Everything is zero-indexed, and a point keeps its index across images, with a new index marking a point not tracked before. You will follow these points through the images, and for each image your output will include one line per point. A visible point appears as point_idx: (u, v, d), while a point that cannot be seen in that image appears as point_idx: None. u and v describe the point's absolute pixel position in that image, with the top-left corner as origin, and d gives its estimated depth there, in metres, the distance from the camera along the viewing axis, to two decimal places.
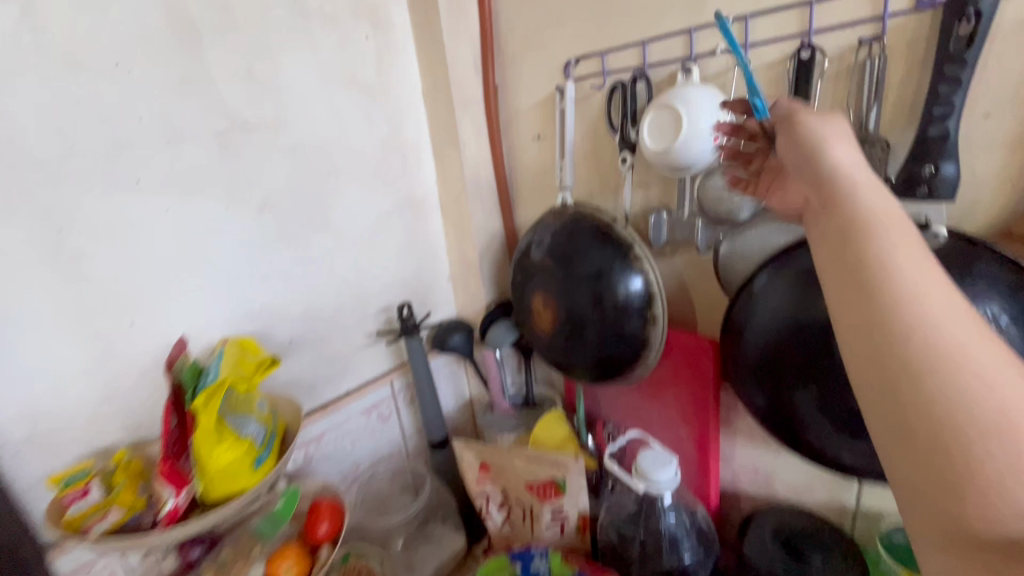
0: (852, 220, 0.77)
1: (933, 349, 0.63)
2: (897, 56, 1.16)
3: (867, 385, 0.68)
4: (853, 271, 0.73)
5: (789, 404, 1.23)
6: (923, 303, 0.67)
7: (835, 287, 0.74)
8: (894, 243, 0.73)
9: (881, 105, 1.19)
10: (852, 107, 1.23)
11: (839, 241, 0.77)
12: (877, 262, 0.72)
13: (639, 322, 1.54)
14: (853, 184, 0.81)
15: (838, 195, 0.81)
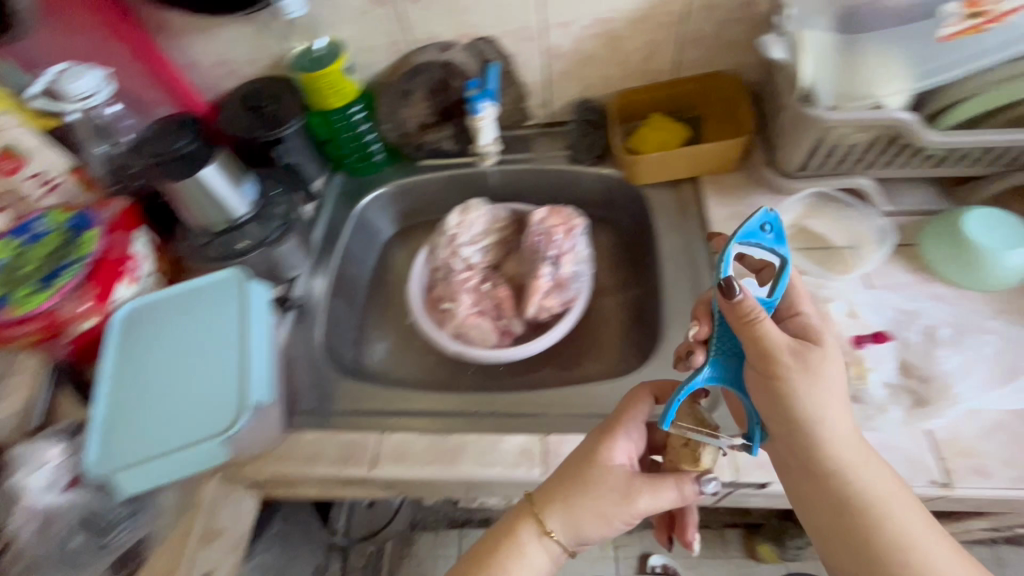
0: (863, 483, 0.52)
1: (855, 520, 0.52)
2: (676, 21, 0.84)
3: (818, 519, 0.54)
4: (863, 514, 0.52)
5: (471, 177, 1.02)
6: (936, 559, 0.50)
7: (850, 537, 0.52)
8: (886, 491, 0.52)
9: (593, 35, 0.87)
10: (611, 48, 0.89)
11: (836, 471, 0.53)
12: (885, 506, 0.52)
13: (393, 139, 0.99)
14: (809, 399, 0.51)
15: (796, 415, 0.52)
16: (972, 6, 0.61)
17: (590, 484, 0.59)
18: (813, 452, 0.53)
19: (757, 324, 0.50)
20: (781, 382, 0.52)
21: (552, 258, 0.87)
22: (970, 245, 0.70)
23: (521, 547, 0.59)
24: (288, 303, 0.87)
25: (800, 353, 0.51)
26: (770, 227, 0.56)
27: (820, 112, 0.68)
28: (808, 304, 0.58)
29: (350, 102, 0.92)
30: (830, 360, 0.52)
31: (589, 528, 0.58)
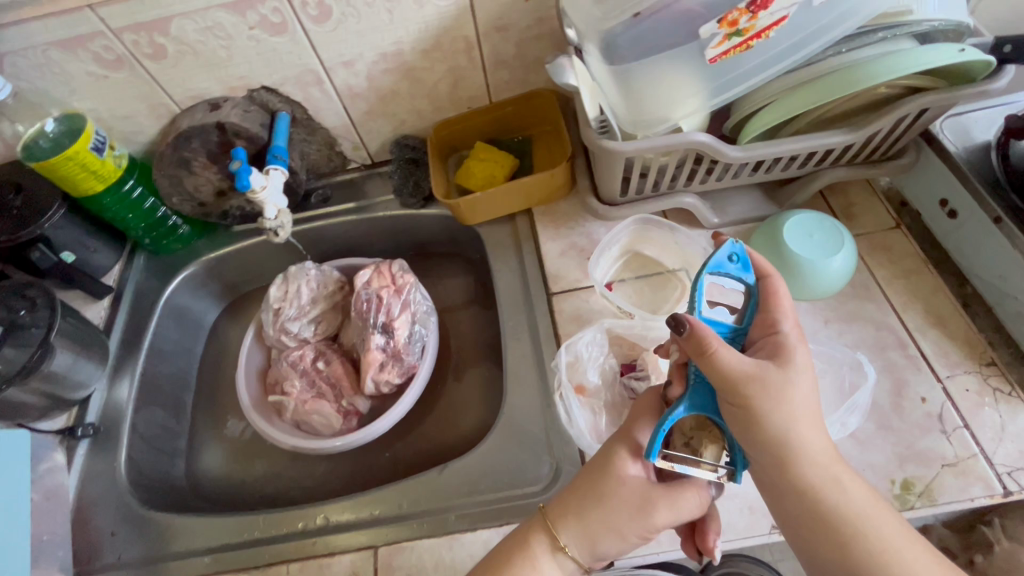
0: (845, 498, 0.45)
1: (842, 539, 0.44)
2: (468, 47, 0.76)
3: (803, 543, 0.47)
4: (842, 533, 0.45)
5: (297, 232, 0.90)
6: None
7: (837, 560, 0.45)
8: (871, 505, 0.45)
9: (383, 70, 0.77)
10: (408, 82, 0.79)
11: (815, 487, 0.45)
12: (869, 524, 0.45)
13: (192, 207, 0.86)
14: (779, 414, 0.45)
15: (766, 433, 0.45)
16: (731, 26, 0.51)
17: (602, 497, 0.51)
18: (787, 468, 0.46)
19: (711, 353, 0.46)
20: (746, 411, 0.45)
21: (382, 325, 0.79)
22: (791, 258, 0.66)
23: (533, 561, 0.51)
24: (79, 432, 0.74)
25: (767, 374, 0.46)
26: (737, 258, 0.53)
27: (613, 144, 0.61)
28: (788, 320, 0.49)
29: (119, 181, 0.78)
30: (800, 373, 0.46)
31: (605, 539, 0.51)
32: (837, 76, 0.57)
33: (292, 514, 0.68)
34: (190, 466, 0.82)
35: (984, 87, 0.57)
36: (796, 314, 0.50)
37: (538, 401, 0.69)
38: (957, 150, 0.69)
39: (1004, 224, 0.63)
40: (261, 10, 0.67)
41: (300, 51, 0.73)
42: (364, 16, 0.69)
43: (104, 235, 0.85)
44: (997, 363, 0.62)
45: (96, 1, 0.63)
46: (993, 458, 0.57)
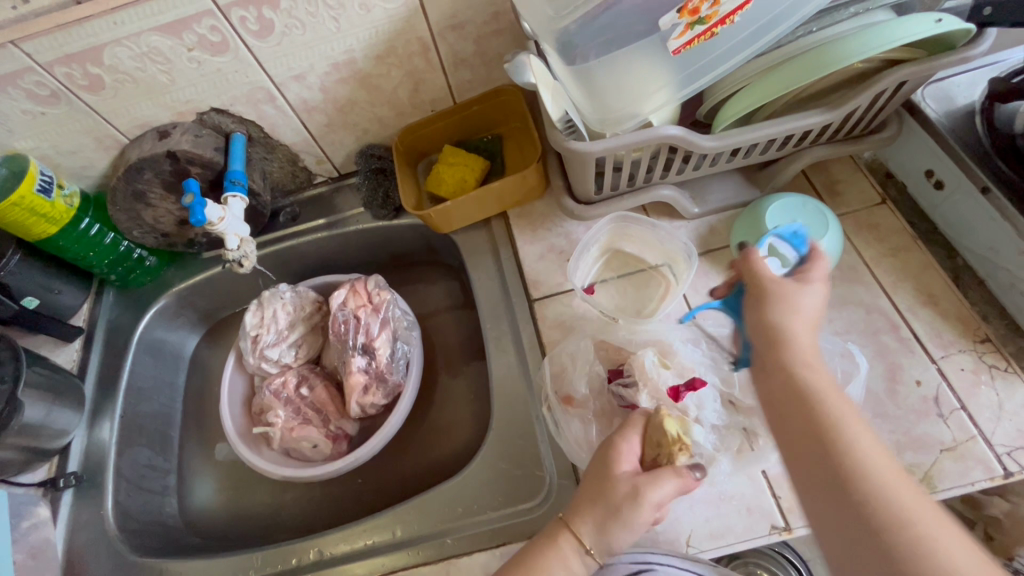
0: (813, 375, 0.44)
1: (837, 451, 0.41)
2: (426, 51, 0.72)
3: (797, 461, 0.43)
4: (807, 399, 0.43)
5: (268, 256, 0.87)
6: (884, 462, 0.40)
7: (795, 435, 0.43)
8: (839, 390, 0.44)
9: (338, 81, 0.73)
10: (365, 90, 0.75)
11: (788, 362, 0.45)
12: (834, 403, 0.43)
13: (154, 237, 0.82)
14: (780, 298, 0.48)
15: (766, 309, 0.48)
16: (692, 14, 0.48)
17: (606, 487, 0.49)
18: (771, 336, 0.47)
19: (753, 259, 0.51)
20: (764, 294, 0.49)
21: (362, 346, 0.77)
22: (763, 228, 0.65)
23: (556, 561, 0.49)
24: (61, 483, 0.72)
25: (785, 284, 0.49)
26: (795, 235, 0.61)
27: (581, 145, 0.58)
28: (818, 259, 0.51)
29: (74, 221, 0.75)
30: (815, 286, 0.49)
31: (618, 535, 0.47)
32: (811, 55, 0.54)
33: (285, 549, 0.67)
34: (182, 502, 0.80)
35: (966, 53, 0.54)
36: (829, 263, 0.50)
37: (527, 414, 0.67)
38: (940, 118, 0.66)
39: (992, 194, 0.61)
40: (197, 29, 0.63)
41: (246, 70, 0.69)
42: (308, 27, 0.65)
43: (67, 274, 0.81)
44: (992, 338, 0.60)
45: (18, 37, 0.59)
46: (992, 439, 0.55)
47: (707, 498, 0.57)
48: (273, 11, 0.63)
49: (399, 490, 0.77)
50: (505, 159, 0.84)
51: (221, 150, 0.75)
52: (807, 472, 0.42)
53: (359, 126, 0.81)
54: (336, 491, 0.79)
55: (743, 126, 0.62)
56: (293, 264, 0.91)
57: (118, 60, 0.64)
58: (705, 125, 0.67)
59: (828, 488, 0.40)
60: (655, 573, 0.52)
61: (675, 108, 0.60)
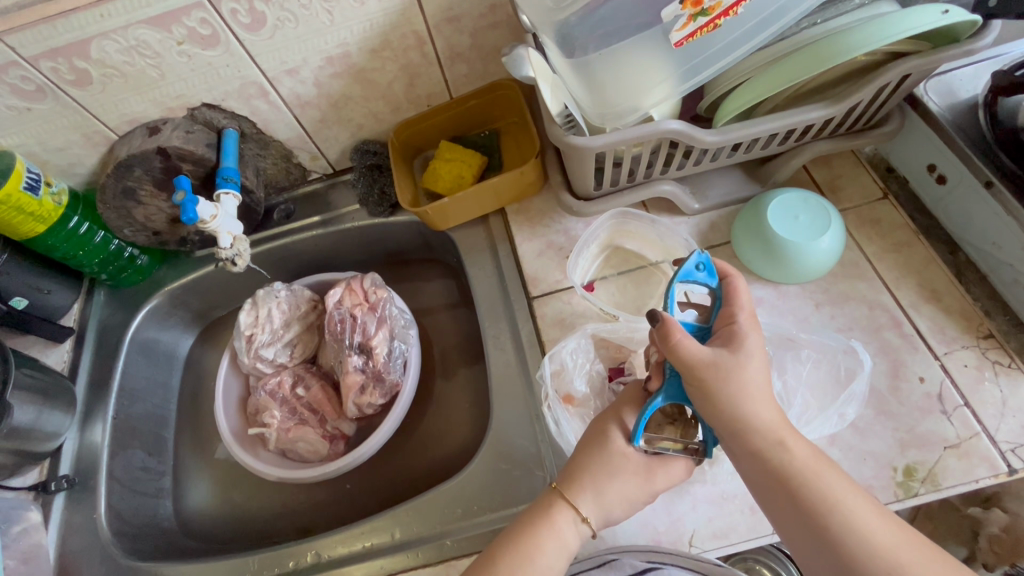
0: (785, 451, 0.43)
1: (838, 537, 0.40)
2: (422, 45, 0.70)
3: (800, 545, 0.42)
4: (792, 487, 0.42)
5: (264, 254, 0.86)
6: (883, 534, 0.39)
7: (789, 521, 0.42)
8: (814, 460, 0.43)
9: (332, 76, 0.72)
10: (360, 85, 0.74)
11: (757, 445, 0.44)
12: (817, 480, 0.42)
13: (145, 234, 0.80)
14: (726, 382, 0.44)
15: (717, 401, 0.44)
16: (695, 5, 0.47)
17: (609, 463, 0.49)
18: (733, 426, 0.44)
19: (674, 341, 0.44)
20: (704, 387, 0.44)
21: (358, 345, 0.76)
22: (765, 223, 0.64)
23: (555, 534, 0.48)
24: (52, 487, 0.71)
25: (719, 359, 0.44)
26: (703, 266, 0.51)
27: (581, 140, 0.57)
28: (742, 308, 0.48)
29: (62, 220, 0.74)
30: (749, 348, 0.45)
31: (617, 504, 0.49)
32: (815, 48, 0.53)
33: (283, 552, 0.66)
34: (176, 504, 0.79)
35: (971, 46, 0.53)
36: (750, 300, 0.49)
37: (526, 413, 0.67)
38: (943, 111, 0.65)
39: (996, 189, 0.60)
40: (187, 22, 0.61)
41: (237, 64, 0.67)
42: (301, 20, 0.64)
43: (56, 273, 0.80)
44: (995, 335, 0.60)
45: (2, 30, 0.58)
46: (996, 436, 0.55)
47: (709, 497, 0.57)
48: (265, 4, 0.61)
49: (397, 491, 0.76)
50: (502, 155, 0.82)
51: (213, 147, 0.73)
52: (814, 559, 0.41)
53: (355, 122, 0.80)
54: (333, 491, 0.79)
55: (745, 120, 0.61)
56: (289, 262, 0.89)
57: (105, 54, 0.63)
58: (706, 120, 0.67)
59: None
60: (659, 568, 0.51)
61: (676, 102, 0.59)
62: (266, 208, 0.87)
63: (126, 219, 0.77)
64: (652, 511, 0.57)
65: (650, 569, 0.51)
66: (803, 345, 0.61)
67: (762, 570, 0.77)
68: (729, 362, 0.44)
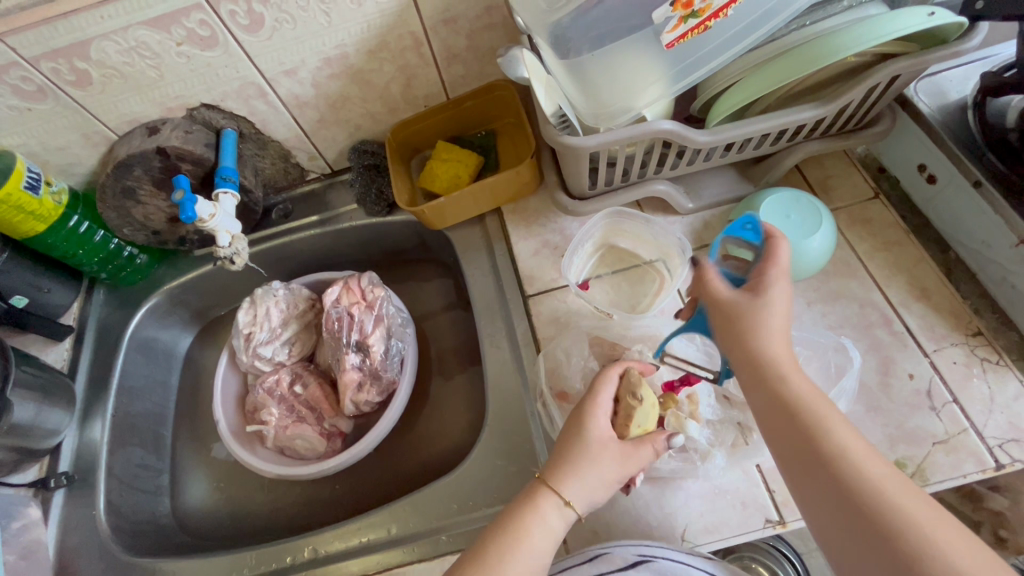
0: (794, 385, 0.45)
1: (836, 468, 0.41)
2: (419, 47, 0.71)
3: (796, 477, 0.43)
4: (792, 416, 0.44)
5: (262, 253, 0.87)
6: (873, 465, 0.41)
7: (787, 449, 0.44)
8: (820, 396, 0.45)
9: (330, 77, 0.73)
10: (358, 86, 0.75)
11: (765, 375, 0.46)
12: (815, 411, 0.43)
13: (143, 233, 0.81)
14: (742, 316, 0.47)
15: (732, 331, 0.48)
16: (686, 8, 0.48)
17: (589, 450, 0.49)
18: (744, 356, 0.47)
19: (705, 279, 0.51)
20: (724, 318, 0.48)
21: (356, 343, 0.77)
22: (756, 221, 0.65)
23: (538, 517, 0.48)
24: (52, 483, 0.72)
25: (741, 298, 0.48)
26: (751, 224, 0.55)
27: (575, 140, 0.58)
28: (775, 263, 0.48)
29: (62, 219, 0.74)
30: (774, 293, 0.47)
31: (598, 490, 0.49)
32: (804, 49, 0.54)
33: (281, 547, 0.66)
34: (174, 501, 0.79)
35: (958, 48, 0.54)
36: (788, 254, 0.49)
37: (522, 410, 0.67)
38: (933, 112, 0.66)
39: (984, 188, 0.61)
40: (186, 23, 0.62)
41: (236, 64, 0.68)
42: (300, 21, 0.65)
43: (56, 272, 0.80)
44: (984, 332, 0.61)
45: (3, 31, 0.59)
46: (984, 431, 0.56)
47: (702, 492, 0.57)
48: (263, 5, 0.62)
49: (394, 488, 0.77)
50: (498, 155, 0.83)
51: (211, 147, 0.74)
52: (811, 490, 0.42)
53: (352, 122, 0.80)
54: (331, 488, 0.79)
55: (737, 120, 0.62)
56: (288, 261, 0.90)
57: (105, 55, 0.64)
58: (699, 120, 0.67)
59: (830, 504, 0.41)
60: (649, 562, 0.52)
61: (668, 102, 0.60)
62: (264, 208, 0.87)
63: (126, 218, 0.78)
64: (645, 506, 0.58)
65: (640, 562, 0.52)
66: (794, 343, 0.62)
67: (757, 567, 0.77)
68: (747, 301, 0.48)
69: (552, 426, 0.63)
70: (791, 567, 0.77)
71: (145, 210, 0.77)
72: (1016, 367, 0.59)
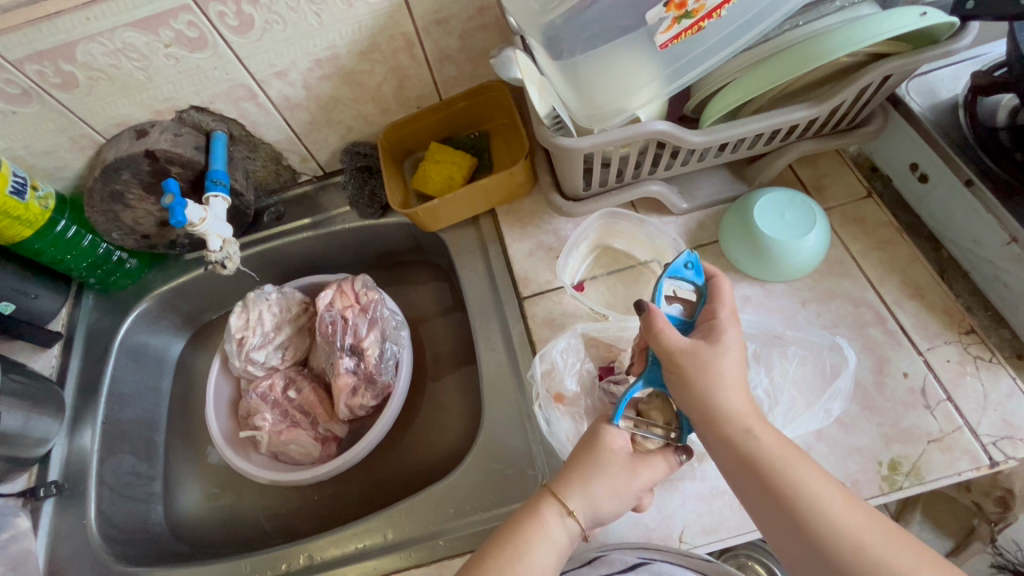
0: (755, 438, 0.44)
1: (816, 530, 0.40)
2: (411, 48, 0.71)
3: (782, 538, 0.41)
4: (762, 473, 0.42)
5: (254, 257, 0.86)
6: (853, 519, 0.40)
7: (764, 511, 0.42)
8: (782, 444, 0.43)
9: (322, 78, 0.72)
10: (350, 87, 0.74)
11: (728, 432, 0.44)
12: (782, 465, 0.42)
13: (134, 238, 0.80)
14: (700, 371, 0.45)
15: (693, 390, 0.46)
16: (679, 8, 0.48)
17: (597, 459, 0.49)
18: (706, 419, 0.45)
19: (657, 329, 0.47)
20: (680, 372, 0.46)
21: (350, 347, 0.76)
22: (751, 221, 0.65)
23: (543, 528, 0.48)
24: (41, 493, 0.70)
25: (698, 349, 0.46)
26: (691, 265, 0.53)
27: (569, 141, 0.58)
28: (723, 305, 0.49)
29: (50, 223, 0.73)
30: (728, 341, 0.47)
31: (605, 500, 0.49)
32: (797, 50, 0.54)
33: (276, 554, 0.66)
34: (167, 509, 0.78)
35: (949, 47, 0.54)
36: (732, 297, 0.50)
37: (518, 412, 0.67)
38: (924, 111, 0.66)
39: (975, 186, 0.61)
40: (174, 25, 0.61)
41: (224, 66, 0.67)
42: (290, 22, 0.64)
43: (43, 277, 0.79)
44: (977, 330, 0.61)
45: None
46: (977, 430, 0.56)
47: (699, 493, 0.57)
48: (252, 6, 0.61)
49: (390, 492, 0.77)
50: (491, 157, 0.83)
51: (200, 149, 0.73)
52: (795, 551, 0.40)
53: (344, 123, 0.80)
54: (326, 492, 0.79)
55: (730, 121, 0.62)
56: (280, 264, 0.89)
57: (92, 57, 0.63)
58: (693, 121, 0.67)
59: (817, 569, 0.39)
60: (649, 564, 0.52)
61: (662, 103, 0.60)
62: (256, 211, 0.86)
63: (115, 223, 0.77)
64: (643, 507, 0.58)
65: (639, 564, 0.52)
66: (789, 342, 0.62)
67: (754, 566, 0.78)
68: (698, 362, 0.46)
69: (548, 429, 0.63)
70: (787, 565, 0.77)
71: (134, 215, 0.76)
72: (1007, 364, 0.59)
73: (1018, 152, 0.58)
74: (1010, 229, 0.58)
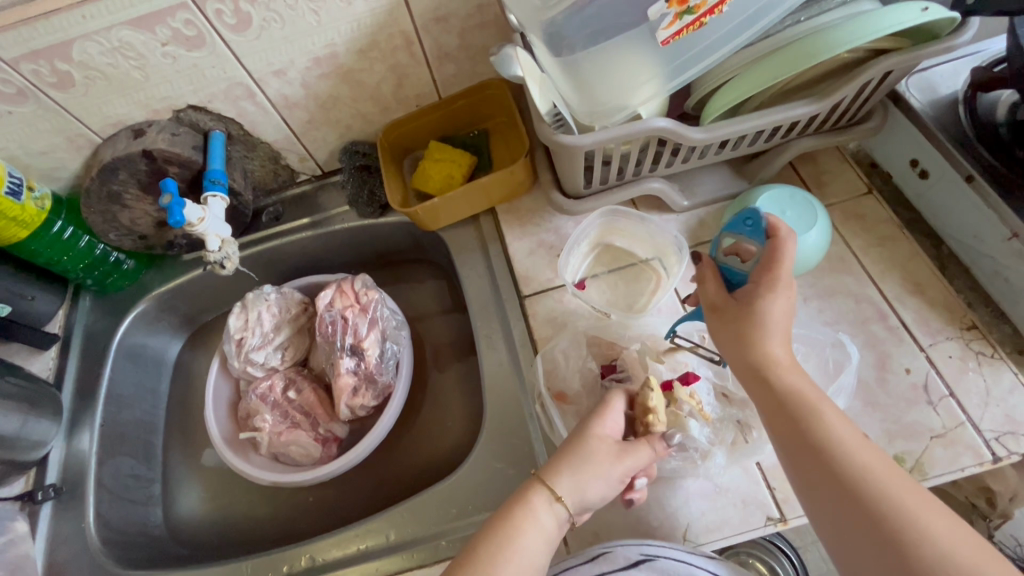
0: (788, 379, 0.45)
1: (844, 470, 0.41)
2: (410, 46, 0.70)
3: (806, 476, 0.43)
4: (793, 411, 0.44)
5: (252, 257, 0.85)
6: (877, 466, 0.41)
7: (789, 447, 0.44)
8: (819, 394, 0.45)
9: (320, 77, 0.71)
10: (349, 85, 0.74)
11: (764, 369, 0.46)
12: (811, 405, 0.44)
13: (131, 239, 0.79)
14: (751, 309, 0.47)
15: (735, 324, 0.48)
16: (681, 4, 0.47)
17: (584, 446, 0.50)
18: (750, 352, 0.47)
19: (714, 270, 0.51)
20: (734, 309, 0.48)
21: (350, 347, 0.75)
22: None
23: (531, 515, 0.47)
24: (39, 496, 0.70)
25: (750, 293, 0.48)
26: (751, 220, 0.53)
27: (570, 138, 0.57)
28: (786, 252, 0.48)
29: (46, 224, 0.72)
30: (783, 289, 0.47)
31: (592, 485, 0.48)
32: (798, 45, 0.54)
33: (277, 557, 0.65)
34: (167, 511, 0.78)
35: (949, 43, 0.54)
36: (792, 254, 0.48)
37: (520, 411, 0.67)
38: (924, 107, 0.66)
39: (976, 182, 0.61)
40: (171, 23, 0.61)
41: (222, 64, 0.66)
42: (288, 20, 0.63)
43: (39, 278, 0.78)
44: (978, 326, 0.61)
45: None
46: (980, 425, 0.56)
47: (702, 491, 0.57)
48: (250, 4, 0.61)
49: (391, 493, 0.76)
50: (491, 155, 0.83)
51: (198, 148, 0.72)
52: (819, 487, 0.42)
53: (343, 121, 0.79)
54: (326, 492, 0.78)
55: (731, 118, 0.62)
56: (279, 265, 0.89)
57: (88, 56, 0.62)
58: (694, 118, 0.67)
59: (837, 506, 0.41)
60: (653, 561, 0.52)
61: (663, 100, 0.60)
62: (254, 211, 0.86)
63: (112, 223, 0.76)
64: (646, 506, 0.58)
65: (642, 561, 0.52)
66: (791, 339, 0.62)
67: (755, 563, 0.78)
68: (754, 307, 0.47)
69: (551, 428, 0.62)
70: (789, 562, 0.77)
71: (131, 215, 0.76)
72: (1009, 360, 0.59)
73: (1019, 149, 0.58)
74: (1011, 225, 0.58)
